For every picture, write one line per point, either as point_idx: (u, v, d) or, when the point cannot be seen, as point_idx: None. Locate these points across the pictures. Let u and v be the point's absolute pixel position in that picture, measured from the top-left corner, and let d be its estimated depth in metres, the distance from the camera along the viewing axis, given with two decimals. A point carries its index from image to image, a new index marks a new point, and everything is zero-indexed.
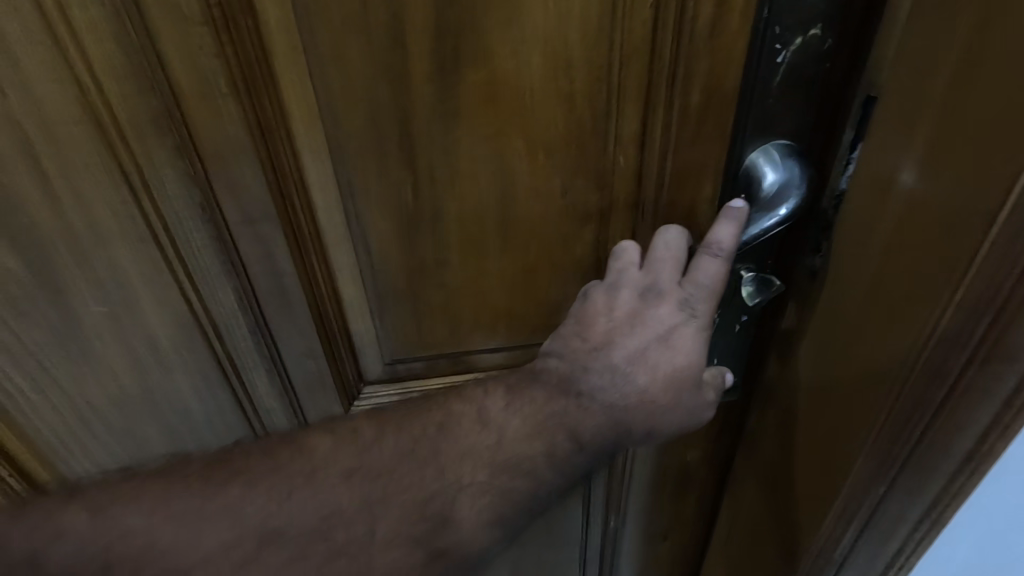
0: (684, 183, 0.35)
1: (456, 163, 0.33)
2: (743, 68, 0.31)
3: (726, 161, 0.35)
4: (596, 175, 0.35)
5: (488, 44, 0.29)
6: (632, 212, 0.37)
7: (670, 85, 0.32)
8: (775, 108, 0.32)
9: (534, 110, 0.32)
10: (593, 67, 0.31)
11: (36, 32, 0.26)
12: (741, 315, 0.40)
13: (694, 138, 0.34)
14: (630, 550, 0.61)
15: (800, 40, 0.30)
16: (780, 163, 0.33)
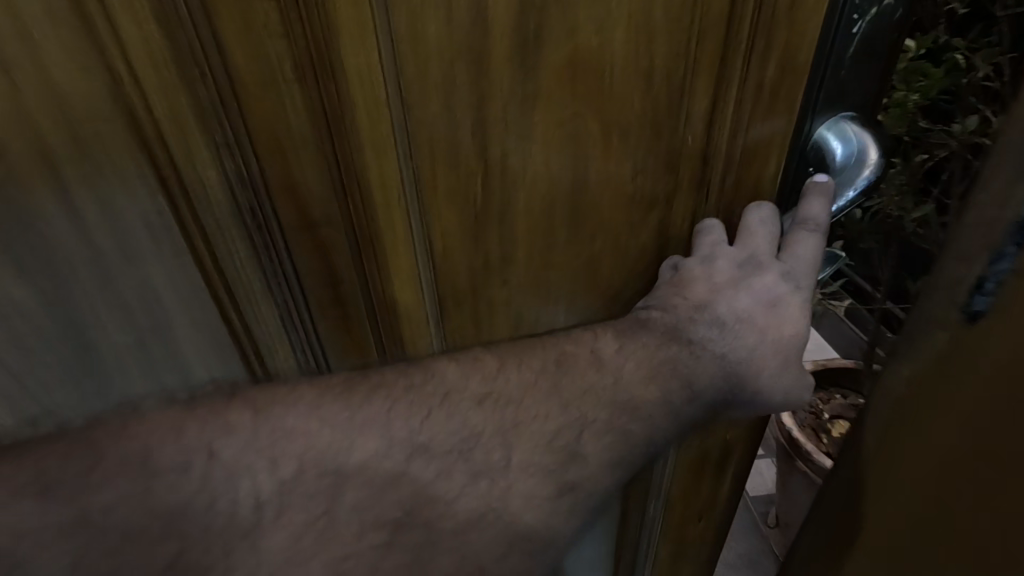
0: (752, 162, 0.35)
1: (531, 147, 0.31)
2: (818, 38, 0.31)
3: (793, 135, 0.35)
4: (666, 156, 0.34)
5: (574, 15, 0.28)
6: (699, 195, 0.36)
7: (748, 57, 0.31)
8: (847, 79, 0.33)
9: (612, 88, 0.31)
10: (673, 41, 0.30)
11: (63, 20, 0.26)
12: None
13: (766, 115, 0.33)
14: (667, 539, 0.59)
15: (876, 10, 0.31)
16: (854, 137, 0.34)
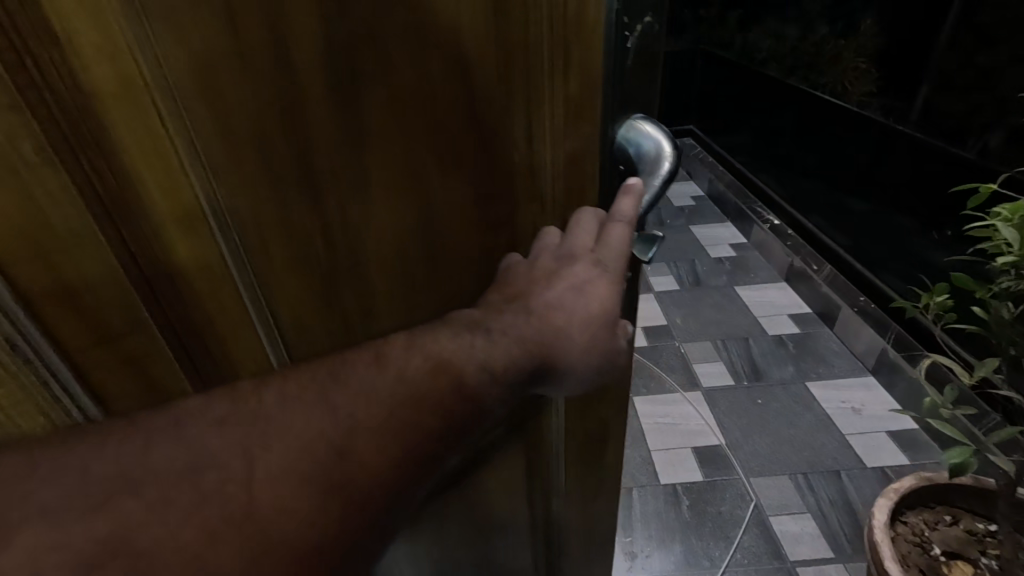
0: (567, 159, 0.44)
1: (364, 169, 0.42)
2: (603, 54, 0.40)
3: (598, 135, 0.44)
4: (501, 168, 0.43)
5: (390, 63, 0.37)
6: (539, 201, 0.46)
7: (547, 86, 0.40)
8: (627, 84, 0.43)
9: (434, 119, 0.40)
10: (483, 78, 0.39)
11: None
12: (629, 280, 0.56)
13: (566, 118, 0.42)
14: (567, 497, 0.73)
15: (640, 30, 0.42)
16: (653, 138, 0.44)
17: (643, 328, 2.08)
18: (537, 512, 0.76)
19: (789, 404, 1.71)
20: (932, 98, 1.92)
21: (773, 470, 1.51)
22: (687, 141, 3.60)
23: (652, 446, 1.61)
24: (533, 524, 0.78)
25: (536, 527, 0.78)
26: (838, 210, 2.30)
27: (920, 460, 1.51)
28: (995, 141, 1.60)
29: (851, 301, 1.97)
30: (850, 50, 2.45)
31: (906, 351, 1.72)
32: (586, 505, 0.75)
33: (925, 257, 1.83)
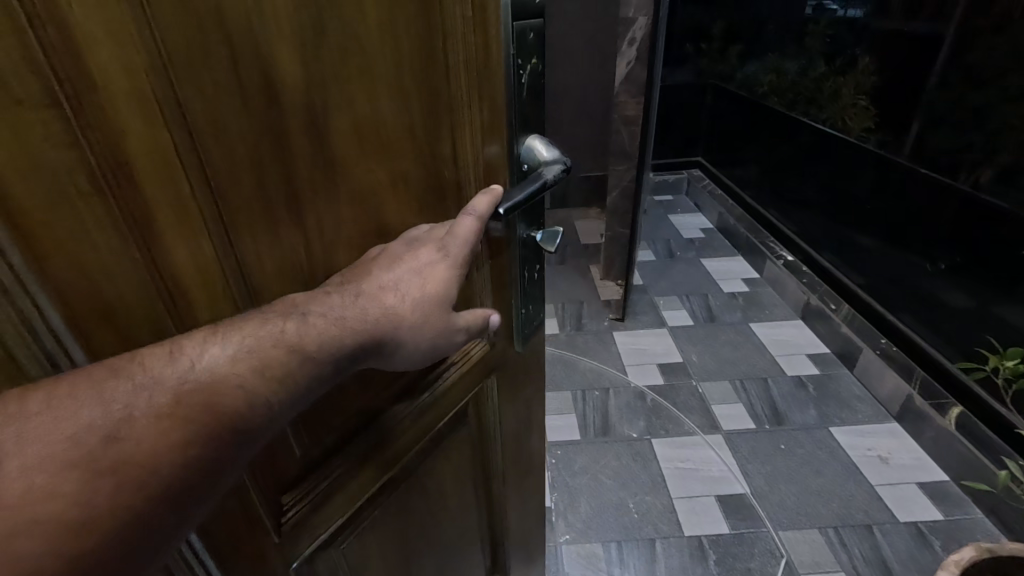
0: (483, 161, 0.64)
1: (336, 187, 0.50)
2: (506, 86, 0.62)
3: (508, 147, 0.66)
4: (432, 168, 0.59)
5: (348, 99, 0.48)
6: (456, 185, 0.63)
7: (468, 109, 0.59)
8: (525, 111, 0.66)
9: (383, 137, 0.52)
10: (418, 105, 0.54)
11: None
12: (533, 269, 0.82)
13: (482, 131, 0.62)
14: (502, 449, 0.93)
15: (530, 66, 0.63)
16: (544, 147, 0.68)
17: (658, 364, 2.04)
18: (490, 469, 0.93)
19: (815, 451, 1.64)
20: (925, 135, 1.99)
21: (802, 523, 1.44)
22: (696, 173, 3.62)
23: (674, 494, 1.54)
24: (485, 483, 0.93)
25: (485, 485, 0.94)
26: (847, 247, 2.31)
27: (955, 516, 1.44)
28: (985, 178, 1.71)
29: (871, 343, 1.92)
30: (849, 89, 2.44)
31: (933, 398, 1.64)
32: (520, 443, 0.98)
33: (937, 295, 1.89)
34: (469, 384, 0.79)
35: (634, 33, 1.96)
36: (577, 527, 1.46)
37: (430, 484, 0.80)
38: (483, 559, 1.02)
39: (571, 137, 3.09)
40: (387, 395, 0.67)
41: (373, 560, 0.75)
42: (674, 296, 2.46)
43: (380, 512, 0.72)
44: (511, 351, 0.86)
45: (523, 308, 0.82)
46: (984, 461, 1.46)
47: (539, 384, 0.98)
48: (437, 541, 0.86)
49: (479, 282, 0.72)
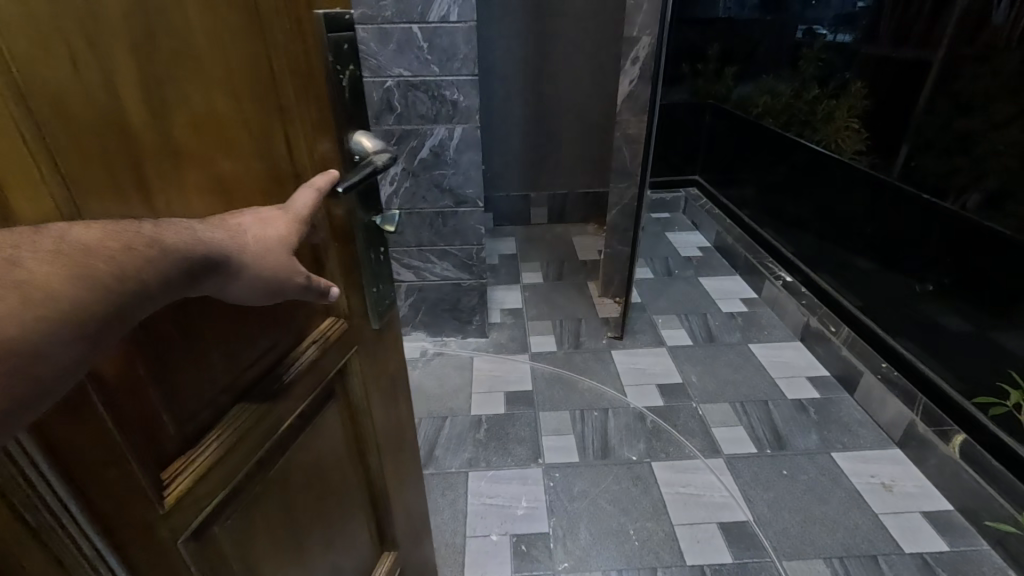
0: (317, 155, 0.68)
1: (181, 171, 0.51)
2: (328, 88, 0.67)
3: (340, 142, 0.71)
4: (270, 160, 0.61)
5: (185, 92, 0.50)
6: (295, 178, 0.65)
7: (297, 109, 0.63)
8: (350, 113, 0.71)
9: (223, 128, 0.54)
10: (252, 101, 0.57)
11: None
12: (380, 248, 0.83)
13: (313, 127, 0.66)
14: (380, 421, 0.94)
15: (348, 71, 0.69)
16: (369, 138, 0.74)
17: (658, 384, 2.01)
18: (368, 447, 0.92)
19: (818, 477, 1.62)
20: (913, 159, 2.08)
21: (807, 553, 1.41)
22: (693, 192, 3.61)
23: (675, 520, 1.50)
24: (364, 460, 0.92)
25: (363, 462, 0.92)
26: (844, 270, 2.31)
27: (961, 547, 1.41)
28: (972, 204, 1.77)
29: (872, 367, 1.89)
30: (843, 112, 2.53)
31: (936, 426, 1.62)
32: (394, 416, 0.98)
33: (934, 320, 1.88)
34: (338, 358, 0.79)
35: (637, 52, 1.97)
36: (576, 555, 1.42)
37: (310, 464, 0.78)
38: (370, 544, 0.98)
39: (569, 153, 3.10)
40: (257, 364, 0.65)
41: (266, 545, 0.71)
42: (673, 315, 2.44)
43: (263, 488, 0.69)
44: (372, 331, 0.87)
45: (376, 287, 0.84)
46: (989, 490, 1.44)
47: (400, 366, 0.98)
48: (322, 524, 0.83)
49: (327, 262, 0.72)
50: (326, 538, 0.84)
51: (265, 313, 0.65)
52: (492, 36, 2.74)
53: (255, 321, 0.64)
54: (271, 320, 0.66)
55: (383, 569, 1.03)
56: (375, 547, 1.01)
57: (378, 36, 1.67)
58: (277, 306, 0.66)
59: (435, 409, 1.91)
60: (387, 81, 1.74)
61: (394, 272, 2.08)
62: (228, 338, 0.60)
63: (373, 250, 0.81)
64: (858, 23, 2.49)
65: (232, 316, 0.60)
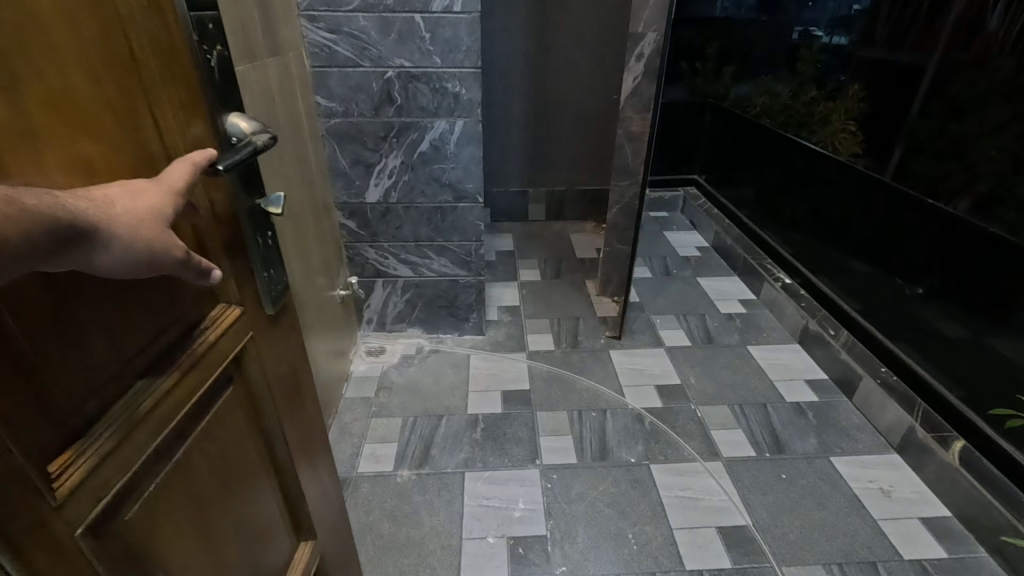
0: (191, 137, 0.63)
1: (38, 144, 0.46)
2: (196, 67, 0.64)
3: (213, 123, 0.67)
4: (140, 138, 0.57)
5: (35, 58, 0.45)
6: (167, 160, 0.60)
7: (164, 87, 0.59)
8: (221, 94, 0.68)
9: (81, 100, 0.50)
10: (113, 74, 0.53)
11: None
12: (267, 233, 0.80)
13: (185, 106, 0.62)
14: (282, 409, 0.88)
15: (215, 52, 0.67)
16: (246, 119, 0.71)
17: (656, 385, 1.99)
18: (274, 435, 0.87)
19: (817, 482, 1.61)
20: (908, 162, 2.15)
21: (807, 559, 1.40)
22: (692, 191, 3.57)
23: (675, 524, 1.48)
24: (270, 449, 0.87)
25: (268, 452, 0.86)
26: (843, 273, 2.30)
27: (959, 554, 1.41)
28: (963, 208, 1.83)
29: (871, 371, 1.88)
30: (839, 114, 2.58)
31: (936, 431, 1.62)
32: (295, 400, 0.93)
33: (930, 323, 1.89)
34: (238, 342, 0.75)
35: (642, 49, 1.94)
36: (574, 558, 1.40)
37: (215, 455, 0.72)
38: (284, 531, 0.93)
39: (568, 150, 3.06)
40: (147, 348, 0.60)
41: (177, 543, 0.65)
42: (672, 316, 2.42)
43: (167, 481, 0.63)
44: (267, 316, 0.82)
45: (266, 271, 0.80)
46: (989, 497, 1.44)
47: (296, 353, 0.93)
48: (234, 517, 0.77)
49: (209, 244, 0.67)
50: (239, 531, 0.79)
51: (150, 293, 0.60)
52: (495, 29, 2.70)
53: (135, 306, 0.58)
54: (154, 305, 0.61)
55: (300, 557, 0.98)
56: (289, 537, 0.95)
57: (379, 24, 1.63)
58: (161, 286, 0.61)
59: (431, 407, 1.88)
60: (387, 72, 1.69)
61: (391, 268, 2.04)
62: (106, 323, 0.55)
63: (258, 234, 0.77)
64: (854, 25, 2.55)
65: (110, 293, 0.55)
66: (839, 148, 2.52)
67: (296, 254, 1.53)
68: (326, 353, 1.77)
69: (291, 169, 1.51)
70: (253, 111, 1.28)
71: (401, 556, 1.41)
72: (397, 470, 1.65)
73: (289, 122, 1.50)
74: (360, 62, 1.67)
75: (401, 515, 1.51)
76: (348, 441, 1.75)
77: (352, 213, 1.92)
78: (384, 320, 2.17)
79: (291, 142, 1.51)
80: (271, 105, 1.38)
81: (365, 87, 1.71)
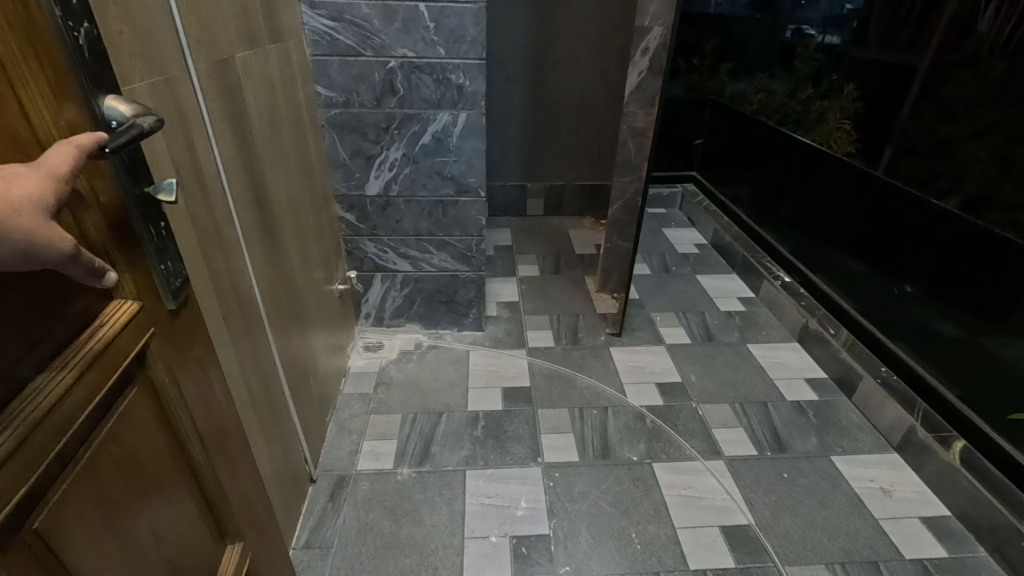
0: (65, 123, 0.57)
1: None
2: (63, 46, 0.56)
3: (89, 108, 0.60)
4: (7, 127, 0.51)
5: None
6: (38, 145, 0.54)
7: (25, 70, 0.53)
8: (99, 77, 0.61)
9: None
10: None
11: None
12: (160, 224, 0.72)
13: (54, 90, 0.56)
14: (195, 411, 0.82)
15: (85, 28, 0.59)
16: (125, 102, 0.63)
17: (657, 384, 1.98)
18: (190, 438, 0.81)
19: (818, 482, 1.61)
20: (898, 162, 2.17)
21: (810, 559, 1.40)
22: (690, 188, 3.56)
23: (678, 523, 1.48)
24: (188, 452, 0.81)
25: (187, 455, 0.81)
26: (839, 272, 2.30)
27: (959, 553, 1.42)
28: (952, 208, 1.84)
29: (872, 371, 1.87)
30: (834, 113, 2.59)
31: (937, 432, 1.62)
32: (211, 400, 0.86)
33: (927, 323, 1.90)
34: (139, 340, 0.69)
35: (648, 43, 1.92)
36: (577, 558, 1.38)
37: (124, 460, 0.67)
38: (208, 535, 0.88)
39: (567, 145, 3.04)
40: (32, 348, 0.55)
41: (88, 551, 0.61)
42: (672, 313, 2.42)
43: (72, 487, 0.59)
44: (168, 311, 0.75)
45: (164, 265, 0.73)
46: (991, 498, 1.44)
47: (209, 348, 0.86)
48: (150, 524, 0.72)
49: (93, 237, 0.61)
50: (157, 540, 0.74)
51: (32, 289, 0.54)
52: (497, 22, 2.66)
53: (16, 305, 0.53)
54: (38, 303, 0.55)
55: (225, 561, 0.92)
56: (215, 540, 0.90)
57: (382, 12, 1.58)
58: (45, 284, 0.56)
59: (431, 404, 1.86)
60: (389, 62, 1.65)
61: (391, 262, 2.01)
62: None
63: (152, 226, 0.70)
64: (849, 24, 2.61)
65: None
66: (833, 146, 2.51)
67: (295, 246, 1.49)
68: (324, 347, 1.74)
69: (292, 159, 1.47)
70: (254, 99, 1.24)
71: (403, 555, 1.39)
72: (396, 468, 1.62)
73: (289, 111, 1.46)
74: (362, 51, 1.63)
75: (402, 513, 1.49)
76: (348, 438, 1.72)
77: (351, 206, 1.88)
78: (382, 315, 2.13)
79: (291, 131, 1.47)
80: (272, 94, 1.35)
81: (367, 77, 1.67)
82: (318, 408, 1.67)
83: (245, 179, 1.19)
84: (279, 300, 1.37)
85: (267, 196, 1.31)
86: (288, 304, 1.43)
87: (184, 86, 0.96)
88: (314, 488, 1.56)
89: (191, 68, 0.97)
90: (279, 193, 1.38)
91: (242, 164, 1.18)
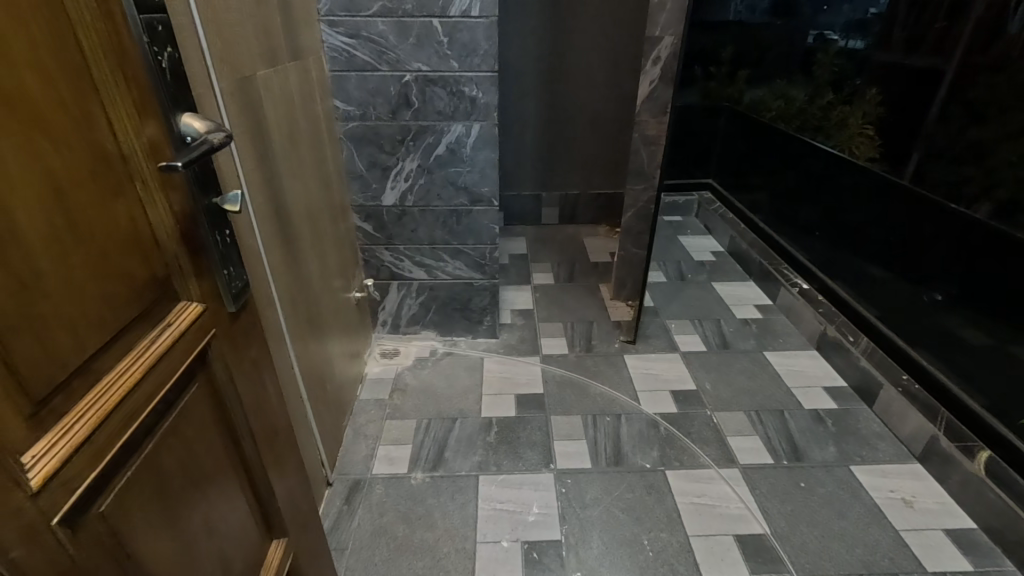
0: (149, 140, 0.63)
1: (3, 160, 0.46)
2: (149, 68, 0.63)
3: (170, 126, 0.66)
4: (99, 144, 0.57)
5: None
6: (122, 160, 0.60)
7: (117, 91, 0.59)
8: (177, 96, 0.67)
9: (36, 110, 0.49)
10: (71, 84, 0.53)
11: None
12: (226, 232, 0.77)
13: (139, 108, 0.61)
14: (246, 412, 0.85)
15: (167, 53, 0.65)
16: (199, 119, 0.69)
17: (670, 391, 1.97)
18: (241, 436, 0.85)
19: (836, 492, 1.58)
20: (926, 168, 2.07)
21: (826, 570, 1.37)
22: (706, 195, 3.55)
23: (690, 531, 1.47)
24: (238, 450, 0.85)
25: (237, 453, 0.84)
26: (859, 278, 2.27)
27: (984, 567, 1.38)
28: (984, 214, 1.79)
29: (893, 379, 1.84)
30: (856, 118, 2.51)
31: (960, 441, 1.58)
32: (262, 401, 0.90)
33: (952, 331, 1.84)
34: (202, 340, 0.73)
35: (659, 52, 1.93)
36: (588, 564, 1.39)
37: (183, 453, 0.71)
38: (256, 531, 0.91)
39: (582, 153, 3.06)
40: (108, 345, 0.59)
41: (147, 538, 0.65)
42: (687, 321, 2.40)
43: (134, 477, 0.62)
44: (229, 313, 0.79)
45: (228, 269, 0.77)
46: (1017, 510, 1.40)
47: (263, 351, 0.90)
48: (203, 515, 0.76)
49: (163, 242, 0.66)
50: (209, 533, 0.78)
51: (109, 291, 0.59)
52: (511, 33, 2.71)
53: (96, 305, 0.57)
54: (113, 303, 0.59)
55: (271, 556, 0.96)
56: (262, 536, 0.94)
57: (397, 28, 1.64)
58: (120, 286, 0.60)
59: (444, 410, 1.88)
60: (404, 76, 1.70)
61: (406, 270, 2.04)
62: (71, 321, 0.54)
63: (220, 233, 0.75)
64: (871, 29, 2.49)
65: (71, 291, 0.54)
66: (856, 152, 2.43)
67: (314, 254, 1.54)
68: (341, 354, 1.78)
69: (310, 170, 1.53)
70: (274, 114, 1.30)
71: (415, 559, 1.41)
72: (410, 472, 1.65)
73: (307, 124, 1.51)
74: (378, 66, 1.69)
75: (415, 518, 1.51)
76: (363, 443, 1.76)
77: (367, 216, 1.93)
78: (398, 322, 2.17)
79: (310, 143, 1.53)
80: (292, 109, 1.40)
81: (383, 90, 1.72)
82: (335, 412, 1.71)
83: (265, 189, 1.25)
84: (296, 306, 1.41)
85: (286, 205, 1.36)
86: (308, 312, 1.49)
87: (209, 102, 1.01)
88: (331, 491, 1.60)
89: (215, 85, 1.03)
90: (298, 202, 1.43)
91: (262, 176, 1.23)
